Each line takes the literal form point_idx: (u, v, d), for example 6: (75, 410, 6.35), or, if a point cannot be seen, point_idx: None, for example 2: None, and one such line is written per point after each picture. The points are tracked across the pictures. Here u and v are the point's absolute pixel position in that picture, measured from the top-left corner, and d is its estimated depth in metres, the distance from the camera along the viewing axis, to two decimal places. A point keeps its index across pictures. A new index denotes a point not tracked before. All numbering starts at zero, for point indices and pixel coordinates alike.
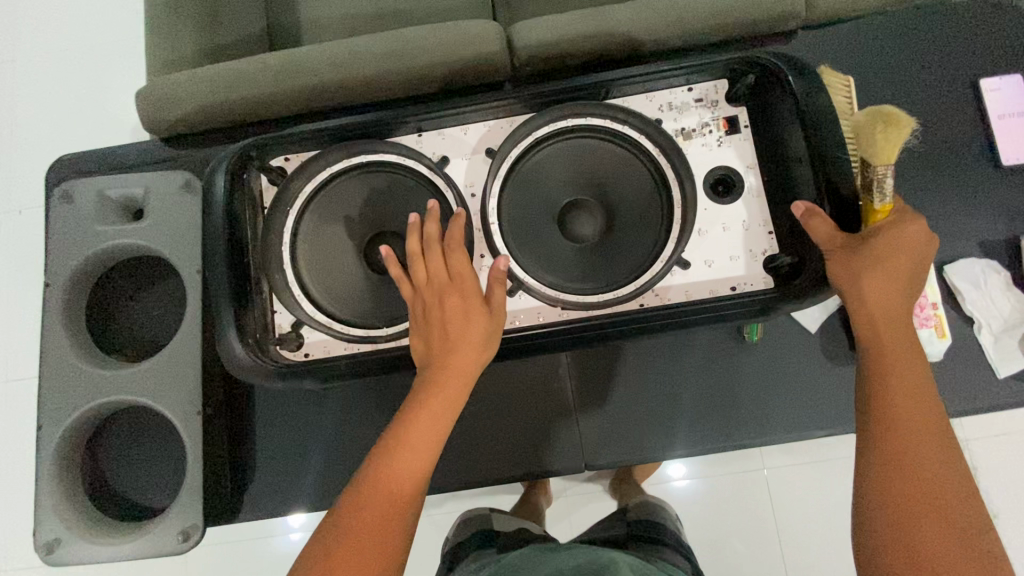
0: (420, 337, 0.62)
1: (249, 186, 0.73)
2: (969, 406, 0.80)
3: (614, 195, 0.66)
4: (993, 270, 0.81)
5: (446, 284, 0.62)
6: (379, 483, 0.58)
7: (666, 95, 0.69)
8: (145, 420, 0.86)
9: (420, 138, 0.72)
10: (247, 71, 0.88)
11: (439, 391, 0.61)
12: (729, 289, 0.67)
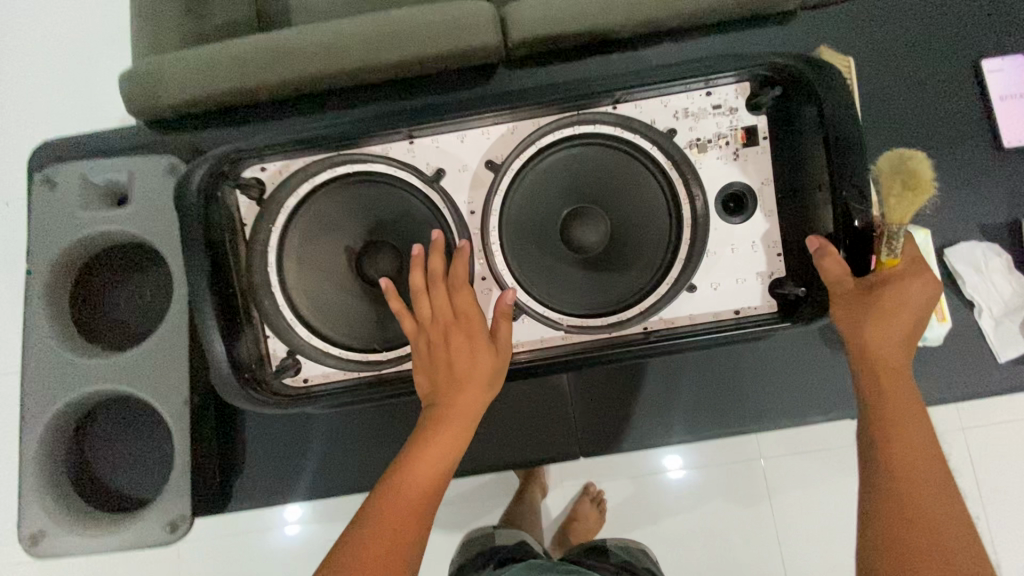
0: (426, 372, 0.63)
1: (225, 204, 0.72)
2: (966, 390, 0.79)
3: (616, 216, 0.67)
4: (995, 253, 0.80)
5: (451, 321, 0.63)
6: (385, 520, 0.54)
7: (685, 102, 0.70)
8: (130, 409, 0.85)
9: (412, 146, 0.71)
10: (238, 49, 0.85)
11: (445, 426, 0.60)
12: (734, 314, 0.69)
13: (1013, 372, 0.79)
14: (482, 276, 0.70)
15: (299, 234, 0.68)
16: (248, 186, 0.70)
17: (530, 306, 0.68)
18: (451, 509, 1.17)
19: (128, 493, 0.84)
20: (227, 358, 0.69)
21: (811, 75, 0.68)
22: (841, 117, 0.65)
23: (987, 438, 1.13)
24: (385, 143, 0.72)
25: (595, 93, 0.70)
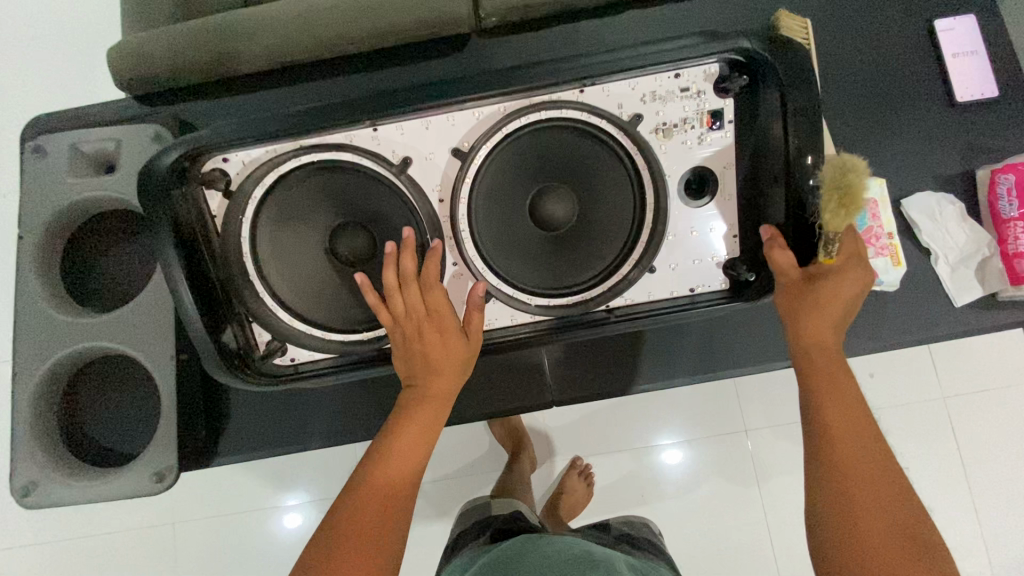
0: (403, 360, 0.66)
1: (192, 195, 0.72)
2: (925, 334, 0.82)
3: (585, 196, 0.68)
4: (949, 201, 0.83)
5: (423, 315, 0.65)
6: (366, 500, 0.58)
7: (653, 85, 0.70)
8: (119, 369, 0.89)
9: (378, 134, 0.72)
10: (223, 22, 0.87)
11: (422, 412, 0.64)
12: (689, 291, 0.74)
13: (971, 316, 0.82)
14: (453, 263, 0.73)
15: (271, 223, 0.70)
16: (215, 180, 0.71)
17: (495, 283, 0.71)
18: (438, 477, 1.20)
19: (120, 449, 0.88)
20: (215, 348, 0.72)
21: (781, 62, 0.68)
22: (802, 105, 0.67)
23: (957, 395, 1.17)
24: (351, 131, 0.72)
25: (563, 81, 0.70)
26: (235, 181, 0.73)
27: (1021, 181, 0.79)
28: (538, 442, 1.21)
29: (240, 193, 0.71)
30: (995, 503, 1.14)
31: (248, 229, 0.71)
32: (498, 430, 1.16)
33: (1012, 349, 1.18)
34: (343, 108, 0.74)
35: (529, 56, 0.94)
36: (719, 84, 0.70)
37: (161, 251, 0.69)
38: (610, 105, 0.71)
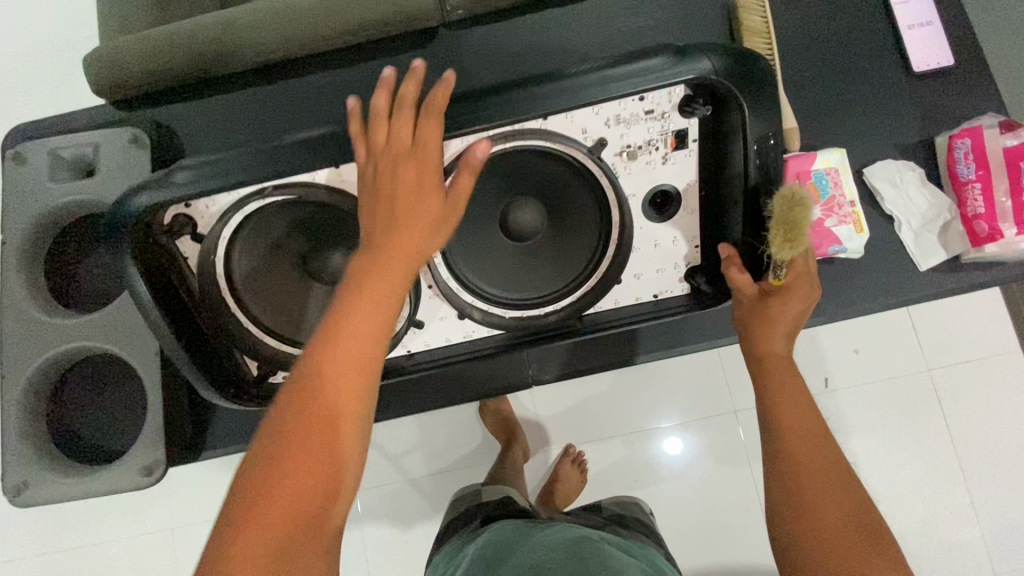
0: (371, 203, 0.60)
1: (161, 244, 0.67)
2: (892, 299, 0.84)
3: (558, 214, 0.69)
4: (910, 167, 0.85)
5: (406, 152, 0.61)
6: (328, 361, 0.52)
7: (618, 109, 0.64)
8: (107, 370, 0.91)
9: (339, 171, 0.66)
10: (188, 27, 0.85)
11: (388, 272, 0.57)
12: (653, 296, 0.77)
13: (935, 279, 0.84)
14: (429, 286, 0.73)
15: (238, 265, 0.68)
16: (184, 227, 0.67)
17: (469, 301, 0.72)
18: (431, 468, 1.21)
19: (109, 447, 0.89)
20: (211, 382, 0.73)
21: (746, 83, 0.62)
22: (765, 131, 0.63)
23: (937, 363, 1.19)
24: (312, 170, 0.66)
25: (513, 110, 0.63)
26: (203, 224, 0.67)
27: (976, 144, 0.80)
28: (531, 429, 1.21)
29: (208, 236, 0.67)
30: (983, 471, 1.15)
31: (221, 272, 0.68)
32: (489, 420, 1.18)
33: (993, 316, 1.19)
34: (283, 142, 0.66)
35: (498, 43, 0.94)
36: (684, 104, 0.64)
37: (140, 303, 0.67)
38: (573, 132, 0.66)
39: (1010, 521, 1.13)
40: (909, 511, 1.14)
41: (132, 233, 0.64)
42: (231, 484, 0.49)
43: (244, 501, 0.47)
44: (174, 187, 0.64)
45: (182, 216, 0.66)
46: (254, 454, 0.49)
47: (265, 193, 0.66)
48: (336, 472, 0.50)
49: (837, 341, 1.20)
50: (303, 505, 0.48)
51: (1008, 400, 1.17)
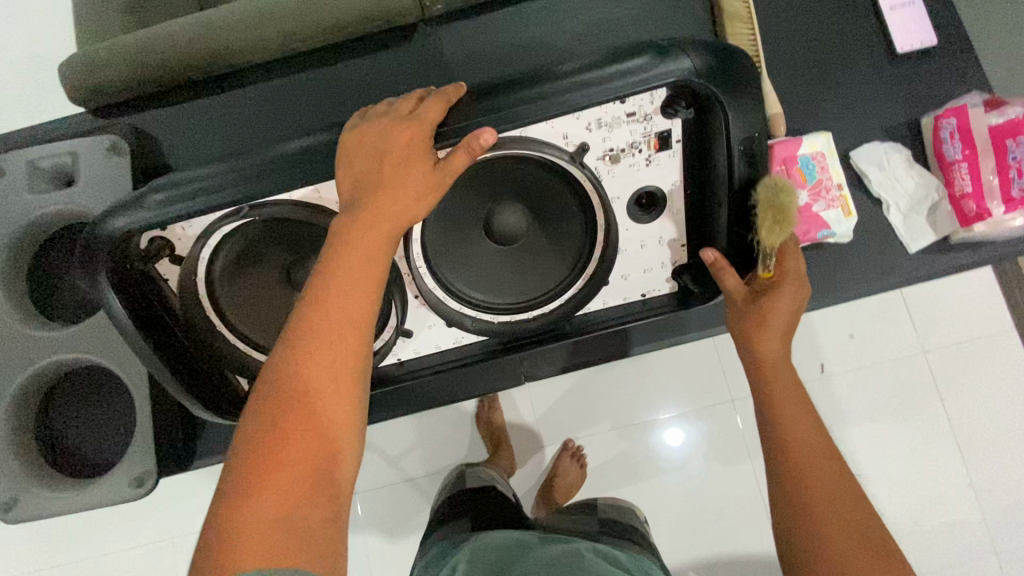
0: (361, 175, 0.57)
1: (147, 271, 0.65)
2: (882, 282, 0.84)
3: (540, 217, 0.67)
4: (896, 149, 0.84)
5: (400, 125, 0.57)
6: (316, 329, 0.51)
7: (598, 112, 0.60)
8: (93, 383, 0.90)
9: (319, 190, 0.63)
10: (167, 30, 0.84)
11: (375, 237, 0.54)
12: (641, 295, 0.76)
13: (925, 261, 0.84)
14: (415, 296, 0.71)
15: (217, 283, 0.66)
16: (161, 250, 0.64)
17: (455, 308, 0.71)
18: (429, 468, 1.20)
19: (97, 460, 0.88)
20: (200, 401, 0.72)
21: (728, 83, 0.59)
22: (750, 131, 0.60)
23: (933, 347, 1.18)
24: (290, 191, 0.62)
25: (481, 118, 0.58)
26: (181, 246, 0.65)
27: (962, 123, 0.80)
28: (521, 435, 1.21)
29: (186, 258, 0.64)
30: (981, 452, 1.15)
31: (203, 291, 0.65)
32: (481, 427, 1.18)
33: (986, 296, 1.19)
34: (252, 160, 0.62)
35: (480, 37, 0.93)
36: (666, 105, 0.60)
37: (123, 330, 0.64)
38: (553, 137, 0.62)
39: (1009, 500, 1.13)
40: (908, 495, 1.14)
41: (108, 261, 0.61)
42: (231, 451, 0.48)
43: (239, 472, 0.46)
44: (151, 211, 0.61)
45: (159, 239, 0.63)
46: (253, 419, 0.49)
47: (244, 213, 0.62)
48: (339, 430, 0.50)
49: (831, 327, 1.19)
50: (312, 465, 0.47)
51: (1004, 380, 1.17)
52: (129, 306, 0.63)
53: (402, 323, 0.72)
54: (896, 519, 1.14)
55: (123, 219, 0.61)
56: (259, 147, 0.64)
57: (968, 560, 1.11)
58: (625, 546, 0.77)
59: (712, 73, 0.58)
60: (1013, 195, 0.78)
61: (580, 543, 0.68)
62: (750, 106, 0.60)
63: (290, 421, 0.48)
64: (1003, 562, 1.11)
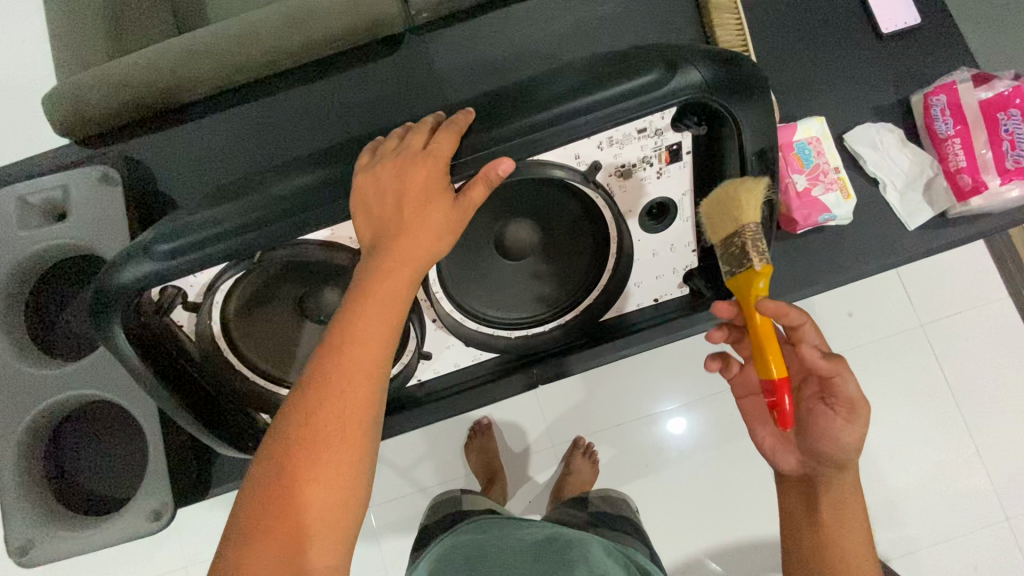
0: (375, 209, 0.56)
1: (159, 319, 0.63)
2: (884, 261, 0.84)
3: (553, 235, 0.67)
4: (887, 129, 0.85)
5: (414, 160, 0.56)
6: (338, 369, 0.50)
7: (610, 131, 0.57)
8: (102, 418, 0.89)
9: (330, 232, 0.60)
10: (151, 54, 0.81)
11: (392, 272, 0.54)
12: (653, 300, 0.78)
13: (925, 237, 0.84)
14: (433, 319, 0.71)
15: (232, 324, 0.65)
16: (173, 299, 0.61)
17: (474, 328, 0.72)
18: (443, 478, 1.20)
19: (113, 495, 0.87)
20: (222, 434, 0.74)
21: (740, 94, 0.57)
22: (764, 143, 0.59)
23: (934, 321, 1.20)
24: (300, 238, 0.59)
25: (493, 147, 0.56)
26: (192, 293, 0.62)
27: (952, 99, 0.81)
28: (514, 461, 1.20)
29: (201, 308, 0.63)
30: (985, 420, 1.17)
31: (216, 329, 0.65)
32: (473, 458, 1.17)
33: (979, 267, 1.21)
34: (248, 199, 0.58)
35: (466, 43, 0.93)
36: (676, 120, 0.59)
37: (141, 377, 0.64)
38: (565, 158, 0.59)
39: (1017, 466, 1.15)
40: (917, 469, 1.15)
41: (121, 312, 0.59)
42: (235, 505, 0.49)
43: (264, 511, 0.47)
44: (155, 262, 0.57)
45: (169, 289, 0.60)
46: (258, 476, 0.49)
47: (255, 260, 0.60)
48: (344, 492, 0.49)
49: (831, 307, 1.21)
50: (335, 504, 0.48)
51: (1002, 349, 1.19)
52: (143, 351, 0.63)
53: (420, 346, 0.73)
54: (908, 493, 1.15)
55: (129, 273, 0.57)
56: (256, 179, 0.61)
57: (981, 528, 1.13)
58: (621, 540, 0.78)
59: (725, 84, 0.56)
60: (1008, 167, 0.79)
61: (565, 530, 0.71)
62: (761, 114, 0.58)
63: (313, 462, 0.48)
64: (1016, 527, 1.13)
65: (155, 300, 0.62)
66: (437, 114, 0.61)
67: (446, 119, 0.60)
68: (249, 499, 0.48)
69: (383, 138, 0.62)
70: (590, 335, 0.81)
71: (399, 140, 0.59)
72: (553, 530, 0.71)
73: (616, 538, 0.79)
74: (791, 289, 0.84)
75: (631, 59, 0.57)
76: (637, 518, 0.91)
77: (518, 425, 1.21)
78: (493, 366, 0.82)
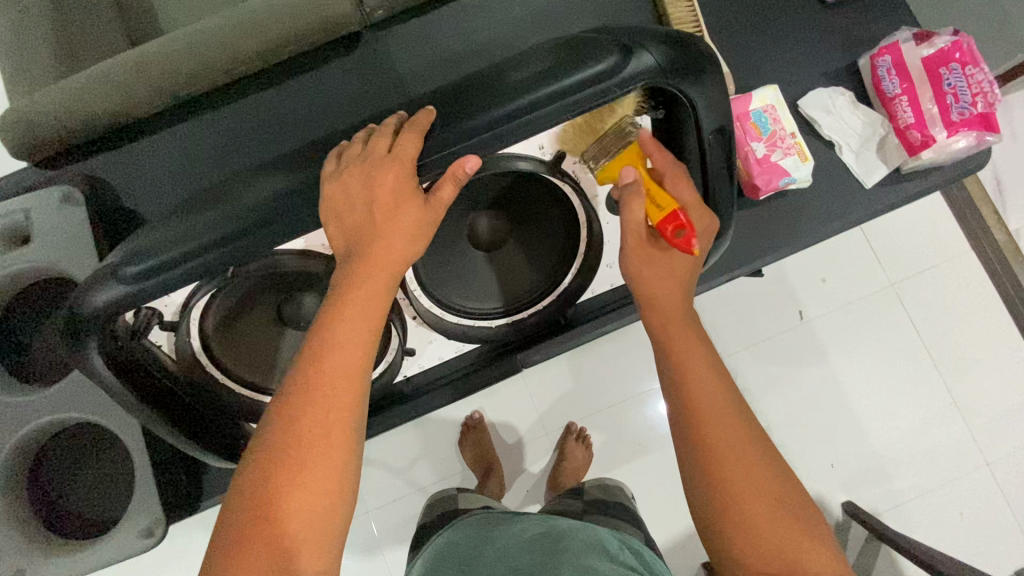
0: (343, 217, 0.55)
1: (140, 343, 0.61)
2: (844, 221, 0.87)
3: (527, 224, 0.68)
4: (839, 92, 0.88)
5: (379, 164, 0.55)
6: (318, 377, 0.51)
7: (570, 120, 0.58)
8: (82, 442, 0.90)
9: (305, 240, 0.60)
10: (106, 70, 0.78)
11: (364, 277, 0.54)
12: (626, 280, 0.78)
13: (884, 194, 0.87)
14: (413, 317, 0.71)
15: (212, 341, 0.64)
16: (149, 319, 0.60)
17: (455, 320, 0.73)
18: (439, 475, 1.20)
19: (102, 518, 0.88)
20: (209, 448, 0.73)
21: (694, 74, 0.57)
22: (721, 121, 0.60)
23: (903, 279, 1.24)
24: (275, 249, 0.59)
25: (460, 143, 0.56)
26: (168, 312, 0.60)
27: (897, 59, 0.84)
28: (509, 452, 1.21)
29: (179, 326, 0.61)
30: (959, 370, 1.21)
31: (198, 347, 0.64)
32: (467, 454, 1.17)
33: (943, 223, 1.25)
34: (217, 214, 0.56)
35: (424, 37, 0.93)
36: (635, 104, 0.59)
37: (122, 398, 0.63)
38: (529, 149, 0.60)
39: (990, 413, 1.19)
40: (896, 424, 1.19)
41: (98, 340, 0.57)
42: (220, 519, 0.48)
43: (245, 526, 0.47)
44: (124, 283, 0.55)
45: (143, 310, 0.59)
46: (243, 486, 0.48)
47: (227, 275, 0.58)
48: (331, 497, 0.49)
49: (803, 273, 1.24)
50: (320, 513, 0.48)
51: (969, 300, 1.23)
52: (122, 375, 0.61)
53: (403, 343, 0.72)
54: (891, 447, 1.18)
55: (100, 302, 0.55)
56: (222, 191, 0.60)
57: (962, 475, 1.17)
58: (611, 523, 0.79)
59: (680, 68, 0.56)
60: (954, 120, 0.82)
61: (556, 521, 0.71)
62: (717, 91, 0.58)
63: (296, 471, 0.48)
64: (994, 471, 1.17)
65: (130, 323, 0.60)
66: (399, 113, 0.60)
67: (408, 118, 0.59)
68: (232, 514, 0.48)
69: (347, 142, 0.61)
70: (570, 318, 0.82)
71: (364, 144, 0.58)
72: (544, 524, 0.71)
73: (607, 520, 0.81)
74: (762, 254, 0.86)
75: (585, 45, 0.57)
76: (631, 502, 0.91)
77: (508, 416, 1.22)
78: (476, 357, 0.82)
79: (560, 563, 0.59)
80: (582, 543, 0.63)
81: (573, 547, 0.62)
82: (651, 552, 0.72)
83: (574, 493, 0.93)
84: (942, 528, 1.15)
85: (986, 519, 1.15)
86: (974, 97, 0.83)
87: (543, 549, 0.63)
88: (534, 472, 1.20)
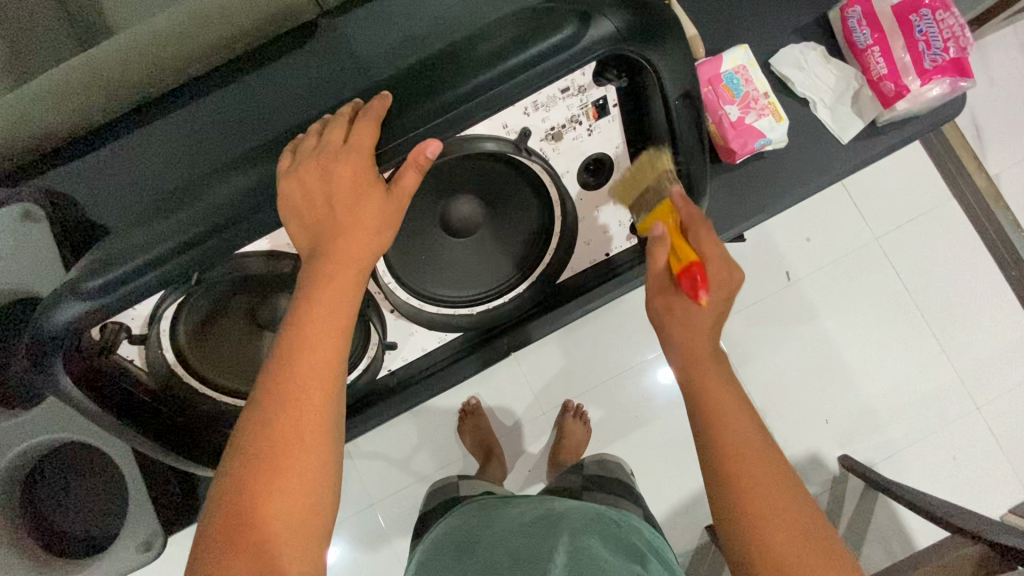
0: (304, 214, 0.53)
1: (112, 358, 0.60)
2: (822, 177, 0.86)
3: (498, 207, 0.66)
4: (810, 47, 0.87)
5: (335, 156, 0.53)
6: (290, 380, 0.49)
7: (533, 95, 0.56)
8: (68, 464, 0.89)
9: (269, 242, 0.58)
10: (60, 81, 0.77)
11: (330, 274, 0.52)
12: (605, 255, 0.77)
13: (859, 148, 0.87)
14: (391, 310, 0.70)
15: (186, 350, 0.62)
16: (117, 335, 0.58)
17: (434, 311, 0.72)
18: (440, 462, 1.20)
19: (98, 534, 0.88)
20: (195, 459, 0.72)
21: (652, 38, 0.55)
22: (687, 86, 0.59)
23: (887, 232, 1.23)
24: (240, 253, 0.57)
25: (419, 127, 0.54)
26: (137, 325, 0.59)
27: (866, 9, 0.83)
28: (506, 435, 1.21)
29: (149, 338, 0.59)
30: (945, 318, 1.22)
31: (172, 359, 0.62)
32: (466, 440, 1.17)
33: (925, 173, 1.24)
34: (175, 220, 0.55)
35: (386, 21, 0.90)
36: (598, 74, 0.57)
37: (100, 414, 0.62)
38: (493, 129, 0.57)
39: (977, 357, 1.21)
40: (887, 377, 1.20)
41: (63, 357, 0.56)
42: (199, 532, 0.47)
43: (223, 537, 0.46)
44: (84, 299, 0.54)
45: (109, 325, 0.57)
46: (219, 495, 0.47)
47: (193, 283, 0.57)
48: (312, 498, 0.48)
49: (788, 233, 1.23)
50: (300, 518, 0.47)
51: (953, 248, 1.23)
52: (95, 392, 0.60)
53: (384, 337, 0.72)
54: (884, 399, 1.20)
55: (61, 322, 0.54)
56: (178, 197, 0.58)
57: (954, 421, 1.19)
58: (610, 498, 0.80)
59: (639, 33, 0.54)
60: (926, 68, 0.81)
61: (553, 502, 0.70)
62: (677, 52, 0.57)
63: (272, 478, 0.47)
64: (986, 415, 1.19)
65: (97, 339, 0.58)
66: (354, 101, 0.58)
67: (363, 106, 0.57)
68: (209, 525, 0.47)
69: (302, 135, 0.59)
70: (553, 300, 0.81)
71: (320, 136, 0.56)
72: (540, 505, 0.70)
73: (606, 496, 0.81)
74: (742, 219, 0.85)
75: (542, 16, 0.55)
76: (632, 481, 0.91)
77: (503, 400, 1.22)
78: (461, 344, 0.81)
79: (552, 539, 0.59)
80: (580, 522, 0.63)
81: (571, 524, 0.62)
82: (648, 526, 0.72)
83: (573, 470, 0.94)
84: (936, 474, 1.17)
85: (978, 462, 1.18)
86: (946, 43, 0.80)
87: (540, 530, 0.62)
88: (532, 452, 1.21)
